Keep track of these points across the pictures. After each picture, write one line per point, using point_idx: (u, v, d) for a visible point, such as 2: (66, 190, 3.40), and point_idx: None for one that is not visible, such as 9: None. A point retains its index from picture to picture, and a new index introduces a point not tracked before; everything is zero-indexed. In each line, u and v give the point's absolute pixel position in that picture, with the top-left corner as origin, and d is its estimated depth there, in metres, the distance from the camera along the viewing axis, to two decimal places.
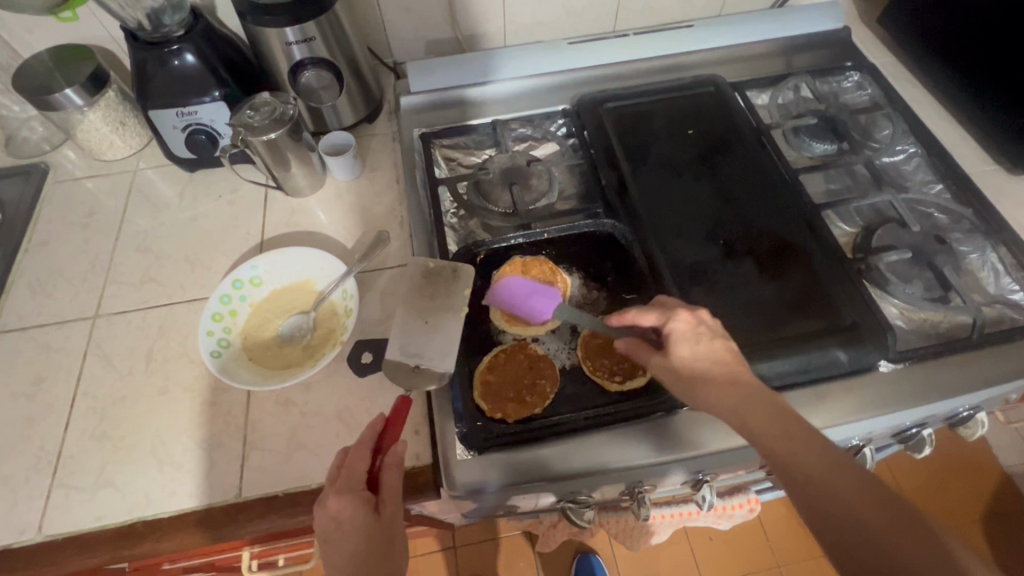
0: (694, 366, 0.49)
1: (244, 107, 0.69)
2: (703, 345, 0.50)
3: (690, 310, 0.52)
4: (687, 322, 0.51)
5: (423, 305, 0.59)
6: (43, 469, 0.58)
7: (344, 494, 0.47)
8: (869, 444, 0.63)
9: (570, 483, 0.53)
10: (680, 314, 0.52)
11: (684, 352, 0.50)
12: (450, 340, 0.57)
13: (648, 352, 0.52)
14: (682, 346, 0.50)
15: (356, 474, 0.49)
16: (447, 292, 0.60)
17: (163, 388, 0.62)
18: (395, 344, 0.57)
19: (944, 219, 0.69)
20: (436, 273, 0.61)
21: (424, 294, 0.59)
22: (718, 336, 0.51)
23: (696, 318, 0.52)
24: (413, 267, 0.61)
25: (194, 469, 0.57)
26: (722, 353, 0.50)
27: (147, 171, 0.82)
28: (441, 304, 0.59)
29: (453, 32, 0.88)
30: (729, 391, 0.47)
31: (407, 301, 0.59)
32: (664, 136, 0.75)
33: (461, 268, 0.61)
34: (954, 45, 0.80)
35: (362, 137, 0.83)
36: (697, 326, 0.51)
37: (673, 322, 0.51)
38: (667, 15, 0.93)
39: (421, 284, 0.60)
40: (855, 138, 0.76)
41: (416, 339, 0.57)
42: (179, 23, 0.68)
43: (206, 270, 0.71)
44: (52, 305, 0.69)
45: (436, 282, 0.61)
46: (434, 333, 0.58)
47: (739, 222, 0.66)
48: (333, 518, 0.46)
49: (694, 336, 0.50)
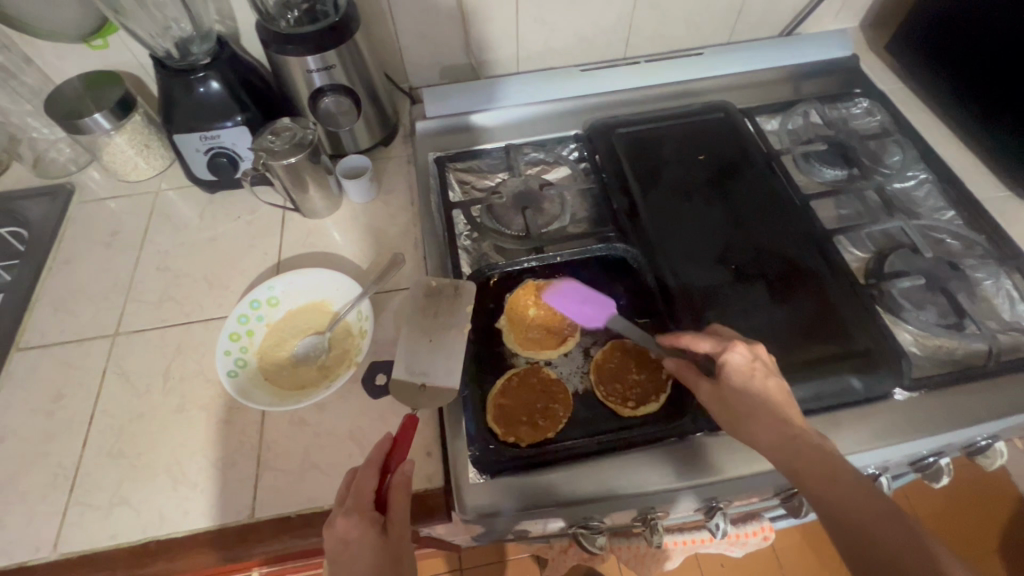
0: (745, 400, 0.49)
1: (266, 131, 0.72)
2: (757, 381, 0.50)
3: (748, 344, 0.52)
4: (744, 356, 0.51)
5: (427, 323, 0.61)
6: (60, 486, 0.58)
7: (352, 514, 0.47)
8: (885, 473, 0.62)
9: (582, 508, 0.53)
10: (737, 347, 0.51)
11: (736, 386, 0.50)
12: (455, 356, 0.59)
13: (698, 380, 0.53)
14: (736, 379, 0.50)
15: (364, 494, 0.49)
16: (449, 310, 0.62)
17: (179, 407, 0.63)
18: (402, 364, 0.59)
19: (956, 244, 0.69)
20: (438, 292, 0.63)
21: (428, 313, 0.61)
22: (772, 374, 0.51)
23: (752, 352, 0.51)
24: (416, 288, 0.63)
25: (208, 488, 0.58)
26: (776, 391, 0.49)
27: (168, 192, 0.84)
28: (444, 322, 0.61)
29: (467, 59, 0.90)
30: (775, 429, 0.47)
31: (411, 321, 0.61)
32: (675, 161, 0.76)
33: (462, 286, 0.63)
34: (964, 72, 0.81)
35: (378, 160, 0.85)
36: (754, 361, 0.51)
37: (730, 355, 0.51)
38: (677, 43, 0.95)
39: (424, 303, 0.62)
40: (865, 163, 0.77)
41: (422, 356, 0.59)
42: (206, 52, 0.71)
43: (224, 289, 0.73)
44: (74, 323, 0.71)
45: (438, 301, 0.63)
46: (439, 349, 0.59)
47: (750, 246, 0.67)
48: (341, 539, 0.46)
49: (749, 372, 0.50)
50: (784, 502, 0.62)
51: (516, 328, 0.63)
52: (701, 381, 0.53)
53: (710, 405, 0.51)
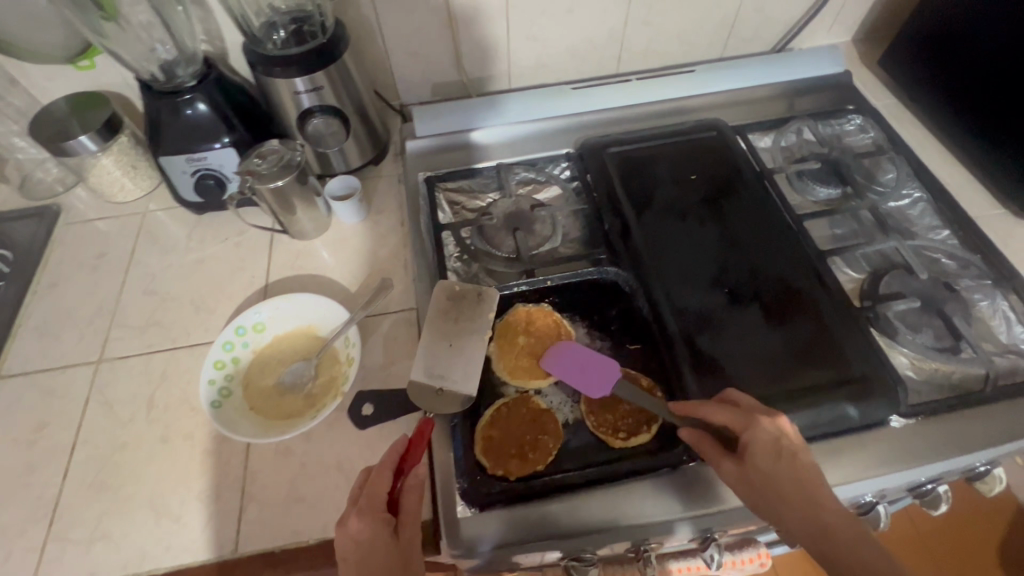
0: (775, 484, 0.47)
1: (253, 154, 0.71)
2: (787, 460, 0.47)
3: (770, 418, 0.50)
4: (768, 433, 0.49)
5: (448, 328, 0.62)
6: (40, 521, 0.57)
7: (365, 515, 0.47)
8: (883, 500, 0.60)
9: (574, 543, 0.52)
10: (762, 423, 0.49)
11: (764, 466, 0.47)
12: (474, 362, 0.60)
13: (719, 458, 0.50)
14: (761, 460, 0.48)
15: (377, 495, 0.49)
16: (471, 315, 0.62)
17: (163, 436, 0.62)
18: (421, 367, 0.59)
19: (951, 264, 0.68)
20: (462, 296, 0.64)
21: (450, 316, 0.62)
22: (801, 452, 0.48)
23: (779, 428, 0.49)
24: (440, 292, 0.64)
25: (191, 521, 0.56)
26: (805, 472, 0.47)
27: (157, 213, 0.83)
28: (466, 327, 0.62)
29: (459, 75, 0.90)
30: (811, 520, 0.45)
31: (432, 324, 0.62)
32: (668, 180, 0.75)
33: (486, 292, 0.64)
34: (959, 88, 0.80)
35: (368, 179, 0.84)
36: (780, 438, 0.49)
37: (754, 431, 0.49)
38: (669, 59, 0.95)
39: (446, 307, 0.63)
40: (859, 181, 0.76)
41: (442, 360, 0.60)
42: (192, 74, 0.70)
43: (210, 314, 0.72)
44: (57, 349, 0.69)
45: (461, 304, 0.63)
46: (459, 354, 0.60)
47: (743, 268, 0.66)
48: (353, 539, 0.46)
49: (774, 450, 0.48)
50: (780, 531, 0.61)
51: (506, 357, 0.62)
52: (725, 460, 0.50)
53: (737, 486, 0.49)
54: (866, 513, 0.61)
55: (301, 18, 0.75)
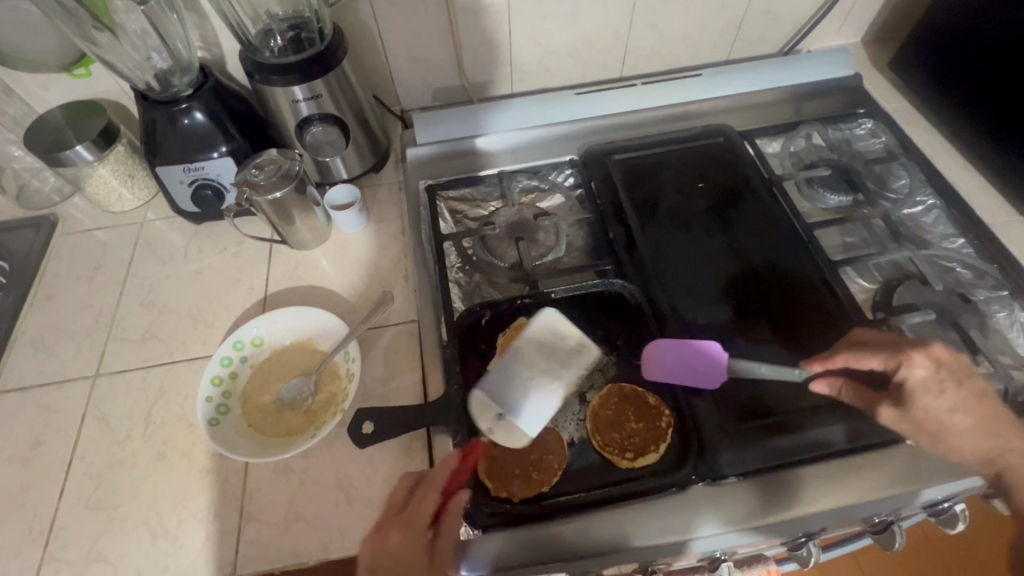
0: (943, 415, 0.51)
1: (250, 164, 0.70)
2: (946, 392, 0.51)
3: (924, 351, 0.52)
4: (925, 369, 0.52)
5: (536, 361, 0.59)
6: (34, 541, 0.56)
7: (408, 531, 0.47)
8: (898, 519, 0.58)
9: (579, 566, 0.51)
10: (918, 360, 0.52)
11: (932, 403, 0.51)
12: (544, 403, 0.57)
13: (877, 401, 0.53)
14: (927, 396, 0.51)
15: (420, 513, 0.48)
16: (563, 362, 0.59)
17: (160, 453, 0.61)
18: (493, 378, 0.58)
19: (966, 274, 0.66)
20: (559, 338, 0.61)
21: (541, 352, 0.60)
22: (960, 378, 0.52)
23: (933, 361, 0.52)
24: (546, 321, 0.61)
25: (188, 541, 0.55)
26: (966, 397, 0.52)
27: (155, 222, 0.82)
28: (553, 371, 0.59)
29: (460, 81, 0.88)
30: (981, 443, 0.51)
31: (521, 350, 0.59)
32: (674, 189, 0.73)
33: (584, 347, 0.61)
34: (972, 91, 0.78)
35: (368, 187, 0.83)
36: (937, 370, 0.52)
37: (912, 371, 0.52)
38: (674, 62, 0.93)
39: (541, 341, 0.60)
40: (870, 189, 0.75)
41: (518, 386, 0.57)
42: (188, 84, 0.69)
43: (209, 326, 0.70)
44: (54, 363, 0.68)
45: (556, 346, 0.60)
46: (538, 389, 0.57)
47: (753, 280, 0.65)
48: (391, 552, 0.47)
49: (935, 386, 0.51)
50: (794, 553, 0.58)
51: None
52: (883, 403, 0.53)
53: (898, 425, 0.52)
54: (881, 532, 0.59)
55: (298, 24, 0.73)
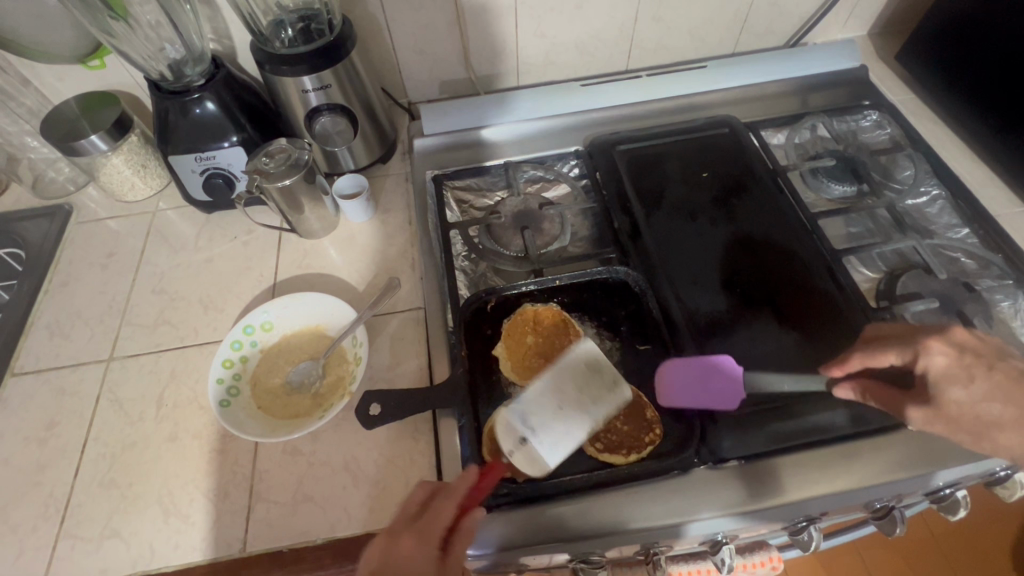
0: (977, 406, 0.47)
1: (260, 153, 0.71)
2: (974, 380, 0.47)
3: (943, 337, 0.49)
4: (944, 356, 0.49)
5: (568, 393, 0.56)
6: (51, 518, 0.58)
7: (424, 537, 0.45)
8: (900, 505, 0.58)
9: (580, 545, 0.52)
10: (935, 347, 0.49)
11: (959, 395, 0.47)
12: (572, 437, 0.54)
13: (905, 402, 0.49)
14: (954, 386, 0.48)
15: (440, 521, 0.46)
16: (596, 395, 0.56)
17: (172, 435, 0.62)
18: (518, 404, 0.55)
19: (971, 263, 0.67)
20: (597, 370, 0.57)
21: (576, 382, 0.57)
22: (988, 363, 0.49)
23: (954, 347, 0.49)
24: (580, 353, 0.58)
25: (199, 519, 0.56)
26: (1001, 381, 0.48)
27: (167, 212, 0.84)
28: (584, 404, 0.56)
29: (466, 73, 0.89)
30: None
31: (556, 377, 0.57)
32: (678, 179, 0.74)
33: (620, 382, 0.57)
34: (979, 83, 0.78)
35: (376, 177, 0.84)
36: (960, 356, 0.49)
37: (928, 359, 0.49)
38: (680, 55, 0.93)
39: (579, 370, 0.57)
40: (875, 179, 0.75)
41: (547, 416, 0.55)
42: (201, 74, 0.70)
43: (219, 313, 0.72)
44: (69, 347, 0.70)
45: (592, 376, 0.57)
46: (565, 421, 0.55)
47: (756, 268, 0.65)
48: (403, 557, 0.43)
49: (956, 372, 0.48)
50: (793, 537, 0.59)
51: (513, 356, 0.61)
52: (912, 404, 0.49)
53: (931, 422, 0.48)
54: (882, 518, 0.59)
55: (308, 16, 0.74)
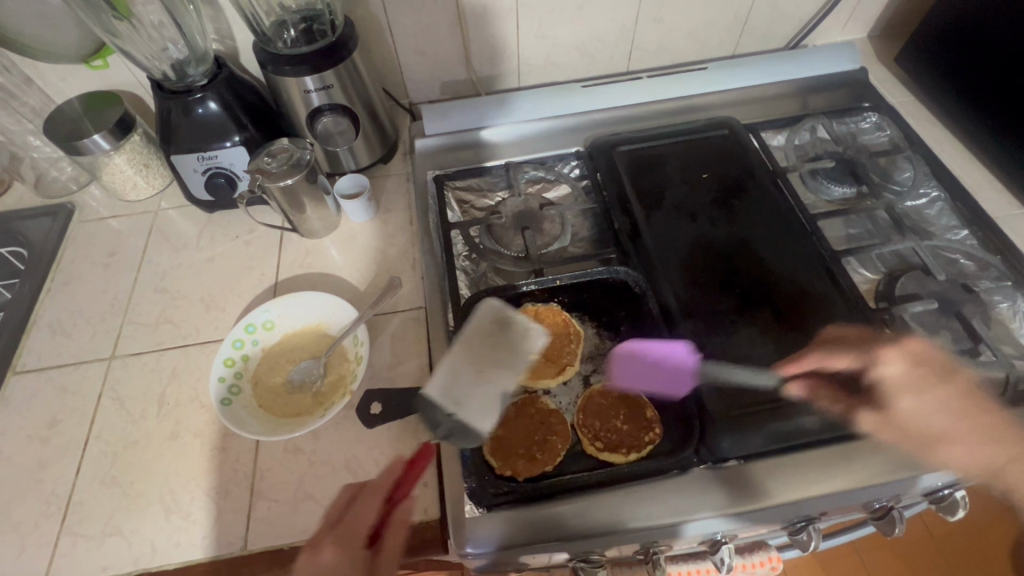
0: (922, 417, 0.54)
1: (262, 153, 0.71)
2: (926, 391, 0.55)
3: (897, 348, 0.57)
4: (899, 367, 0.56)
5: (482, 352, 0.56)
6: (53, 516, 0.58)
7: (345, 543, 0.45)
8: (899, 506, 0.58)
9: (580, 544, 0.52)
10: (890, 357, 0.56)
11: (911, 401, 0.55)
12: (498, 393, 0.55)
13: (855, 405, 0.56)
14: (906, 395, 0.55)
15: (362, 525, 0.47)
16: (510, 348, 0.57)
17: (174, 433, 0.62)
18: (439, 382, 0.54)
19: (970, 265, 0.67)
20: (507, 324, 0.58)
21: (487, 342, 0.57)
22: (946, 375, 0.55)
23: (908, 357, 0.57)
24: (484, 313, 0.58)
25: (200, 517, 0.57)
26: (947, 396, 0.55)
27: (168, 211, 0.84)
28: (499, 359, 0.56)
29: (467, 74, 0.89)
30: (973, 445, 0.53)
31: (466, 342, 0.57)
32: (678, 179, 0.74)
33: (532, 328, 0.59)
34: (978, 85, 0.78)
35: (377, 177, 0.84)
36: (913, 368, 0.56)
37: (886, 368, 0.56)
38: (681, 57, 0.93)
39: (487, 330, 0.57)
40: (875, 181, 0.75)
41: (467, 382, 0.54)
42: (204, 74, 0.71)
43: (221, 312, 0.72)
44: (71, 346, 0.70)
45: (502, 332, 0.58)
46: (486, 382, 0.55)
47: (756, 269, 0.65)
48: (324, 569, 0.44)
49: (905, 382, 0.55)
50: (793, 537, 0.59)
51: None
52: (860, 410, 0.56)
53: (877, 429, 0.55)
54: (881, 518, 0.59)
55: (311, 16, 0.75)
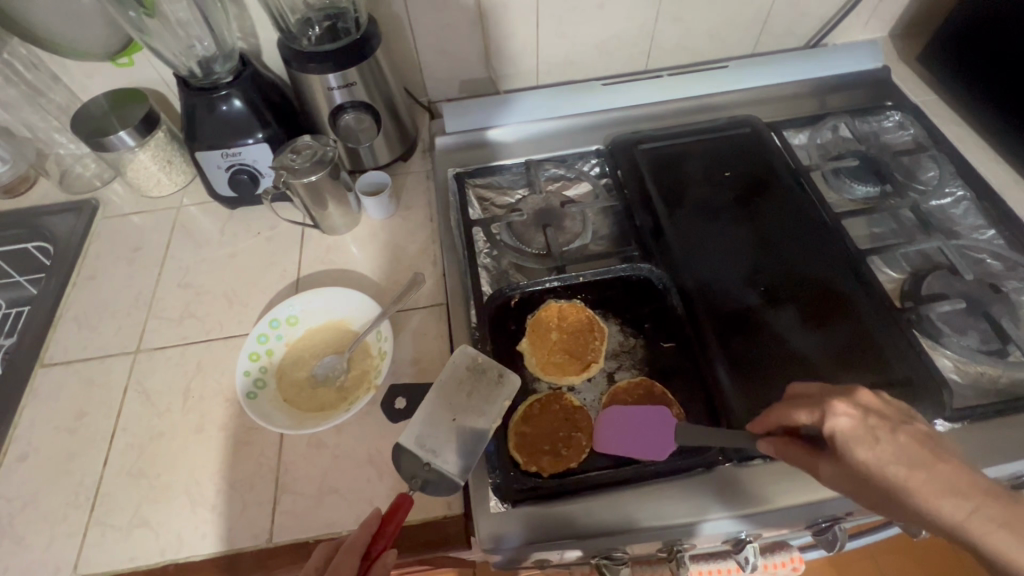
0: (887, 476, 0.39)
1: (287, 149, 0.72)
2: (881, 443, 0.40)
3: (847, 398, 0.43)
4: (850, 417, 0.42)
5: (458, 402, 0.56)
6: (81, 506, 0.58)
7: None
8: None
9: (605, 541, 0.52)
10: (839, 407, 0.43)
11: (865, 459, 0.40)
12: (473, 443, 0.54)
13: (816, 461, 0.44)
14: (860, 450, 0.41)
15: None
16: (486, 395, 0.57)
17: (199, 426, 0.63)
18: (414, 433, 0.55)
19: (997, 265, 0.66)
20: (483, 370, 0.58)
21: (463, 390, 0.57)
22: (892, 425, 0.41)
23: (859, 406, 0.43)
24: (459, 359, 0.58)
25: (226, 510, 0.57)
26: (907, 445, 0.40)
27: (191, 207, 0.85)
28: (476, 407, 0.56)
29: (487, 72, 0.90)
30: (947, 509, 0.37)
31: (442, 391, 0.57)
32: (700, 178, 0.74)
33: (508, 374, 0.58)
34: (1005, 84, 0.77)
35: (397, 174, 0.85)
36: (864, 417, 0.42)
37: (833, 419, 0.42)
38: (700, 55, 0.93)
39: (463, 378, 0.57)
40: (899, 180, 0.75)
41: (440, 433, 0.55)
42: (229, 71, 0.72)
43: (244, 307, 0.73)
44: (96, 339, 0.71)
45: (479, 378, 0.57)
46: (460, 432, 0.55)
47: (780, 267, 0.65)
48: None
49: (866, 436, 0.41)
50: (817, 537, 0.59)
51: (538, 352, 0.62)
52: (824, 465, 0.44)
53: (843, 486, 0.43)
54: None
55: (335, 15, 0.75)
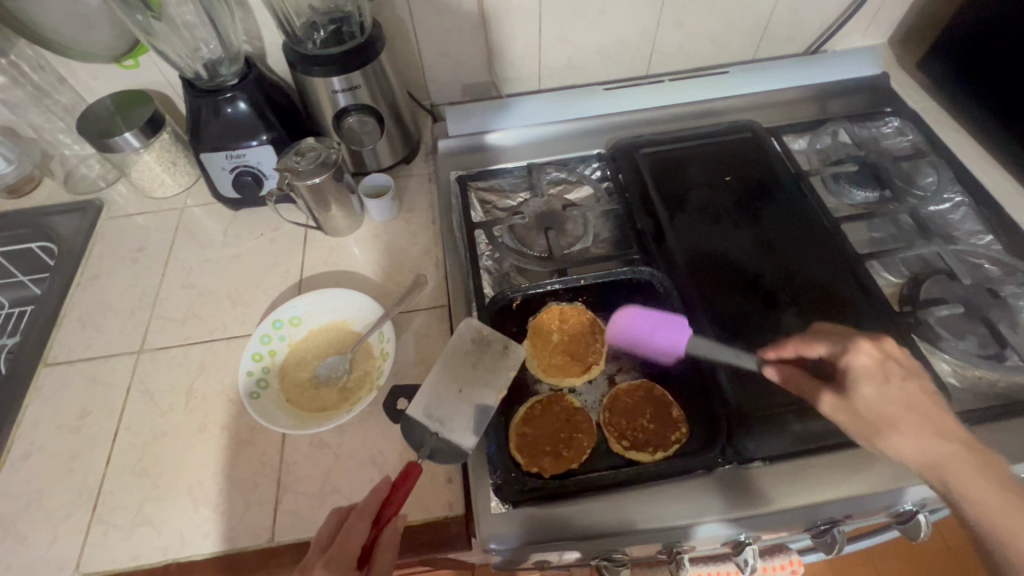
0: (880, 407, 0.49)
1: (291, 152, 0.72)
2: (891, 382, 0.50)
3: (874, 341, 0.52)
4: (872, 356, 0.51)
5: (464, 373, 0.59)
6: (83, 505, 0.59)
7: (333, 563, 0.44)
8: (924, 510, 0.58)
9: (604, 542, 0.52)
10: (864, 346, 0.52)
11: (868, 390, 0.49)
12: (478, 411, 0.57)
13: (820, 391, 0.52)
14: (868, 383, 0.50)
15: (352, 545, 0.45)
16: (491, 366, 0.60)
17: (202, 426, 0.63)
18: (423, 402, 0.58)
19: (995, 270, 0.67)
20: (487, 343, 0.61)
21: (468, 361, 0.60)
22: (904, 375, 0.50)
23: (881, 351, 0.52)
24: (464, 331, 0.61)
25: (228, 509, 0.57)
26: (914, 392, 0.49)
27: (194, 209, 0.85)
28: (481, 378, 0.59)
29: (489, 76, 0.90)
30: (923, 440, 0.46)
31: (449, 362, 0.60)
32: (702, 182, 0.75)
33: (512, 346, 0.61)
34: (1003, 91, 0.78)
35: (400, 177, 0.85)
36: (883, 360, 0.51)
37: (856, 355, 0.52)
38: (701, 61, 0.94)
39: (468, 350, 0.60)
40: (898, 186, 0.75)
41: (446, 402, 0.58)
42: (234, 74, 0.72)
43: (247, 308, 0.73)
44: (99, 339, 0.71)
45: (483, 352, 0.60)
46: (466, 402, 0.58)
47: (780, 271, 0.66)
48: None
49: (875, 372, 0.50)
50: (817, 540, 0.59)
51: (540, 354, 0.62)
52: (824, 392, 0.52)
53: (838, 416, 0.51)
54: (906, 523, 0.59)
55: (339, 18, 0.76)
